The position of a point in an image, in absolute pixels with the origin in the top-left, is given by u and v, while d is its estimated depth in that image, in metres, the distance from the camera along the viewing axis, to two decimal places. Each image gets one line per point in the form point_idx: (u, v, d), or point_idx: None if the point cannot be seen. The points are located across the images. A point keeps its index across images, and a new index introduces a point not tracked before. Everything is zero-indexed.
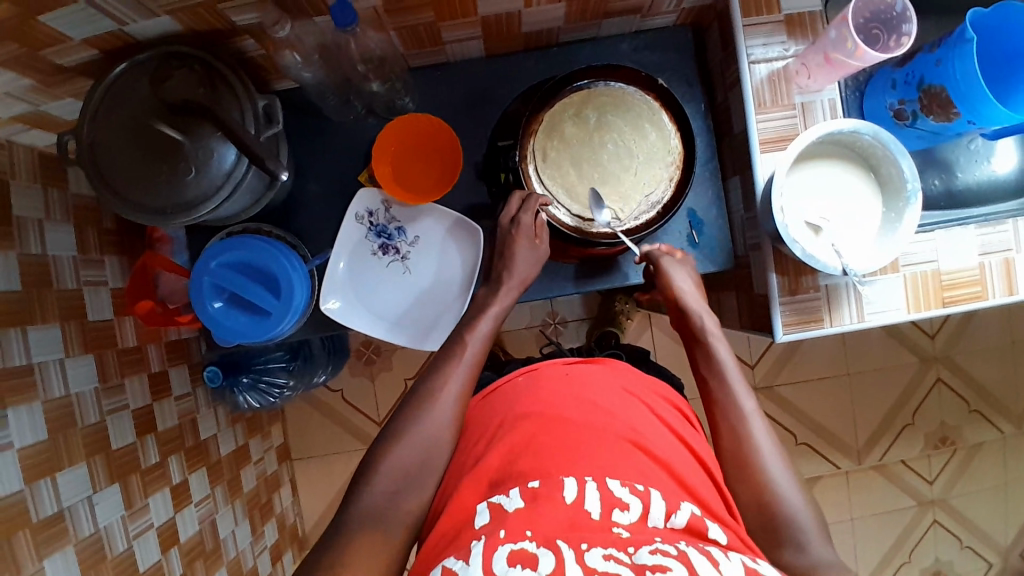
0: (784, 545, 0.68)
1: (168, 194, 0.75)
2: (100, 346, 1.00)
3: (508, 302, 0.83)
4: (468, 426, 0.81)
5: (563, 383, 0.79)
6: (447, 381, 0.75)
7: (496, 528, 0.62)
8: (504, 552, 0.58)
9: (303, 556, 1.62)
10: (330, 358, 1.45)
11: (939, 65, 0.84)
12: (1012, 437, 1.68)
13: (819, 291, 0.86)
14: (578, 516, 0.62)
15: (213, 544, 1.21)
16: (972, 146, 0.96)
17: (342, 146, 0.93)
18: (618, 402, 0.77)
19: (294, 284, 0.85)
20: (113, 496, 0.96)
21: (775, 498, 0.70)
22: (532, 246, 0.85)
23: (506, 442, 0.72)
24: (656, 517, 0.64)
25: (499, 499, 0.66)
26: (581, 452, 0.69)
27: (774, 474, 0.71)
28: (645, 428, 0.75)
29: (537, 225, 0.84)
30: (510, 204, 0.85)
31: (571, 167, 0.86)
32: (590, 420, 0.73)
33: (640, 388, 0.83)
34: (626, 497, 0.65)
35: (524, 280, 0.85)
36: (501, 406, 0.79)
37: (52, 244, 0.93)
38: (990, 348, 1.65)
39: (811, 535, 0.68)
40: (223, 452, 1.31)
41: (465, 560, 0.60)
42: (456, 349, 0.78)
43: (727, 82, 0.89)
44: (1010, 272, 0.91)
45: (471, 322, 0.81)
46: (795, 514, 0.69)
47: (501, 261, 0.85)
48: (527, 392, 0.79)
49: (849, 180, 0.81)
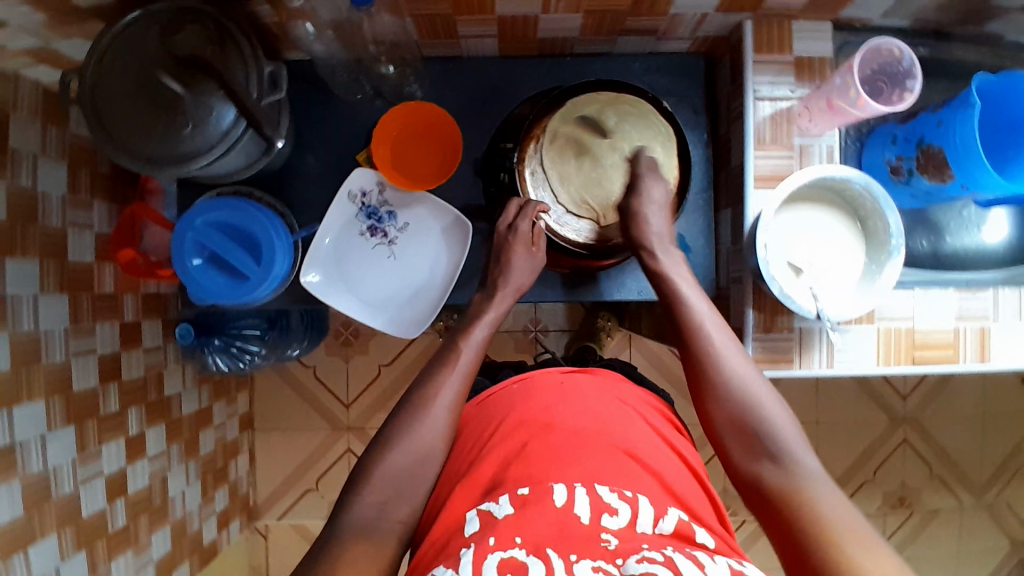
0: (762, 453, 0.70)
1: (162, 146, 0.75)
2: (76, 289, 0.99)
3: (504, 307, 0.83)
4: (464, 430, 0.79)
5: (557, 391, 0.78)
6: (441, 387, 0.76)
7: (485, 535, 0.60)
8: (494, 560, 0.56)
9: (251, 527, 1.62)
10: (306, 333, 1.43)
11: (940, 125, 0.86)
12: (969, 507, 1.69)
13: (792, 333, 0.87)
14: (567, 521, 0.60)
15: (160, 501, 1.21)
16: (965, 212, 0.98)
17: (345, 123, 0.93)
18: (612, 412, 0.76)
19: (276, 252, 0.84)
20: (66, 437, 0.96)
21: (752, 412, 0.72)
22: (530, 253, 0.86)
23: (502, 448, 0.71)
24: (644, 523, 0.63)
25: (488, 505, 0.64)
26: (570, 454, 0.68)
27: (751, 391, 0.73)
28: (641, 440, 0.74)
29: (534, 233, 0.85)
30: (508, 211, 0.87)
31: (574, 162, 0.88)
32: (583, 429, 0.72)
33: (632, 398, 0.82)
34: (615, 502, 0.63)
35: (521, 288, 0.85)
36: (499, 411, 0.78)
37: (42, 180, 0.93)
38: (959, 416, 1.67)
39: (787, 437, 0.70)
40: (185, 410, 1.30)
41: (454, 568, 0.56)
42: (452, 355, 0.79)
43: (731, 115, 0.90)
44: (984, 340, 0.92)
45: (466, 329, 0.82)
46: (775, 428, 0.71)
47: (497, 267, 0.86)
48: (521, 400, 0.77)
49: (835, 226, 0.82)
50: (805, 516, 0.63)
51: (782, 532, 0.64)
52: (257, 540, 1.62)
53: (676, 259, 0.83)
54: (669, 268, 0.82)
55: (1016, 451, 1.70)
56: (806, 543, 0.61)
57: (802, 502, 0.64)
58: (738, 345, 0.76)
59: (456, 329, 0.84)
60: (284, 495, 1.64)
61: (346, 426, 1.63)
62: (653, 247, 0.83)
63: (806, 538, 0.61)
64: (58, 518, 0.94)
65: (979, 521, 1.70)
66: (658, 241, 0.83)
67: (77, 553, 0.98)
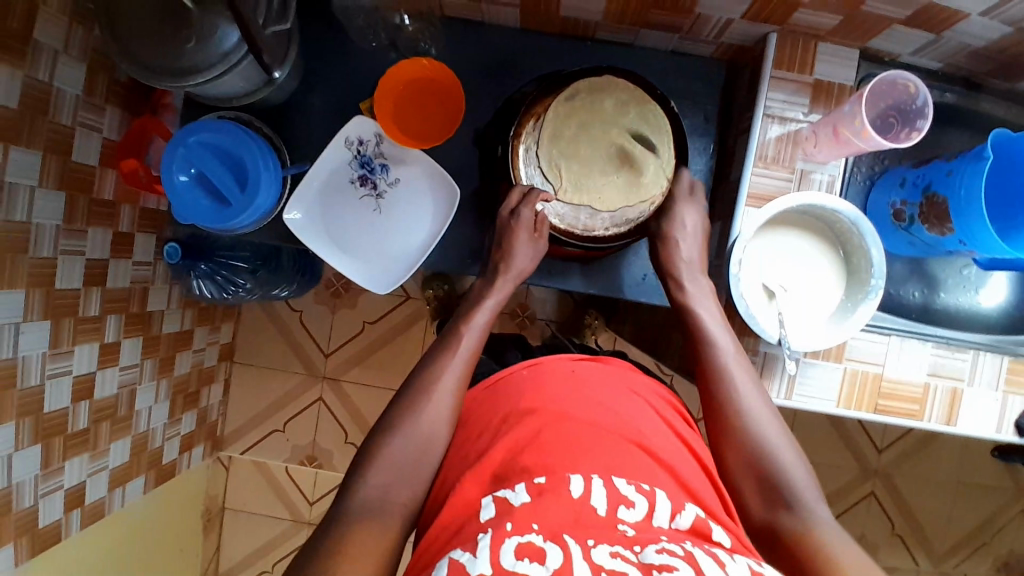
0: (778, 503, 0.68)
1: (163, 55, 0.75)
2: (75, 189, 1.01)
3: (506, 293, 0.83)
4: (467, 418, 0.77)
5: (567, 381, 0.76)
6: (443, 369, 0.76)
7: (501, 520, 0.58)
8: (511, 544, 0.54)
9: (214, 455, 1.64)
10: (296, 275, 1.45)
11: (949, 175, 0.84)
12: (927, 573, 1.66)
13: (755, 356, 0.86)
14: (583, 510, 0.59)
15: (125, 411, 1.23)
16: (965, 272, 0.96)
17: (356, 70, 0.93)
18: (623, 402, 0.75)
19: (261, 184, 0.85)
20: (41, 331, 0.98)
21: (770, 457, 0.70)
22: (533, 241, 0.85)
23: (510, 437, 0.69)
24: (661, 517, 0.61)
25: (504, 492, 0.63)
26: (584, 445, 0.66)
27: (768, 435, 0.72)
28: (653, 434, 0.72)
29: (539, 220, 0.84)
30: (510, 197, 0.85)
31: (571, 130, 0.85)
32: (597, 421, 0.70)
33: (644, 388, 0.81)
34: (632, 494, 0.62)
35: (522, 274, 0.85)
36: (504, 401, 0.75)
37: (59, 77, 0.94)
38: (933, 482, 1.64)
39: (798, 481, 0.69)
40: (165, 329, 1.32)
41: (472, 552, 0.55)
42: (454, 338, 0.79)
43: (739, 127, 0.88)
44: (955, 401, 0.90)
45: (468, 314, 0.81)
46: (791, 477, 0.69)
47: (500, 250, 0.85)
48: (530, 386, 0.75)
49: (815, 253, 0.81)
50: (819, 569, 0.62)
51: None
52: (218, 469, 1.65)
53: (703, 288, 0.83)
54: (693, 300, 0.82)
55: (985, 526, 1.66)
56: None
57: (821, 555, 0.63)
58: (759, 385, 0.76)
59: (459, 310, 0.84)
60: (251, 430, 1.66)
61: (322, 375, 1.65)
62: (681, 275, 0.84)
63: None
64: (21, 407, 0.96)
65: None
66: (686, 268, 0.84)
67: (33, 446, 1.00)
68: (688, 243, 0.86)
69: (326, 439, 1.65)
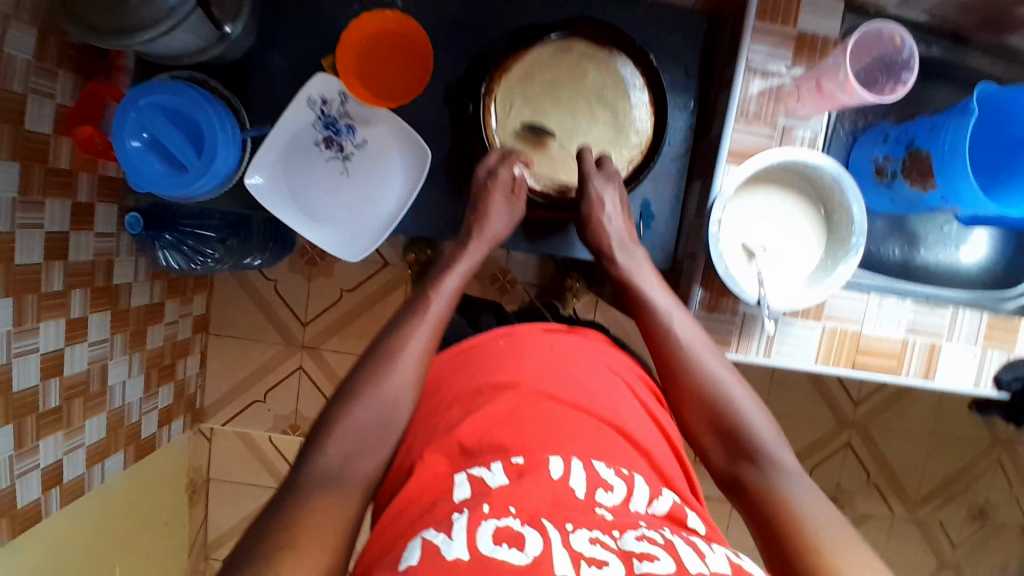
0: (738, 452, 0.67)
1: (105, 12, 0.69)
2: (29, 158, 0.95)
3: (477, 257, 0.79)
4: (439, 381, 0.75)
5: (549, 355, 0.75)
6: (411, 337, 0.71)
7: (478, 502, 0.57)
8: (489, 528, 0.53)
9: (195, 428, 1.62)
10: (268, 245, 1.40)
11: (932, 131, 0.82)
12: (901, 520, 1.72)
13: (734, 317, 0.85)
14: (562, 493, 0.59)
15: (99, 388, 1.20)
16: (946, 228, 0.95)
17: (318, 26, 0.88)
18: (602, 381, 0.74)
19: (219, 150, 0.80)
20: (2, 309, 0.94)
21: (727, 410, 0.70)
22: (510, 203, 0.82)
23: (485, 413, 0.67)
24: (638, 501, 0.62)
25: (480, 471, 0.61)
26: (564, 426, 0.66)
27: (723, 389, 0.71)
28: (629, 414, 0.71)
29: (516, 182, 0.82)
30: (488, 158, 0.83)
31: (543, 83, 0.85)
32: (576, 402, 0.69)
33: (623, 366, 0.79)
34: (612, 478, 0.62)
35: (496, 237, 0.81)
36: (479, 369, 0.73)
37: (9, 41, 0.88)
38: (908, 432, 1.68)
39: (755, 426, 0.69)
40: (134, 302, 1.28)
41: (446, 533, 0.53)
42: (422, 306, 0.74)
43: (720, 82, 0.85)
44: (932, 356, 0.91)
45: (438, 279, 0.77)
46: (751, 425, 0.68)
47: (473, 215, 0.82)
48: (508, 359, 0.74)
49: (795, 211, 0.79)
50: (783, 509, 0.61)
51: (764, 529, 0.62)
52: (199, 441, 1.63)
53: (638, 259, 0.81)
54: (635, 271, 0.80)
55: (957, 474, 1.71)
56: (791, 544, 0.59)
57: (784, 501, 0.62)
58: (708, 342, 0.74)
59: (426, 278, 0.79)
60: (232, 402, 1.64)
61: (301, 344, 1.62)
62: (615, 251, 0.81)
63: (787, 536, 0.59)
64: None
65: (907, 534, 1.72)
66: (618, 245, 0.80)
67: (4, 426, 0.98)
68: (612, 221, 0.82)
69: (309, 408, 1.64)
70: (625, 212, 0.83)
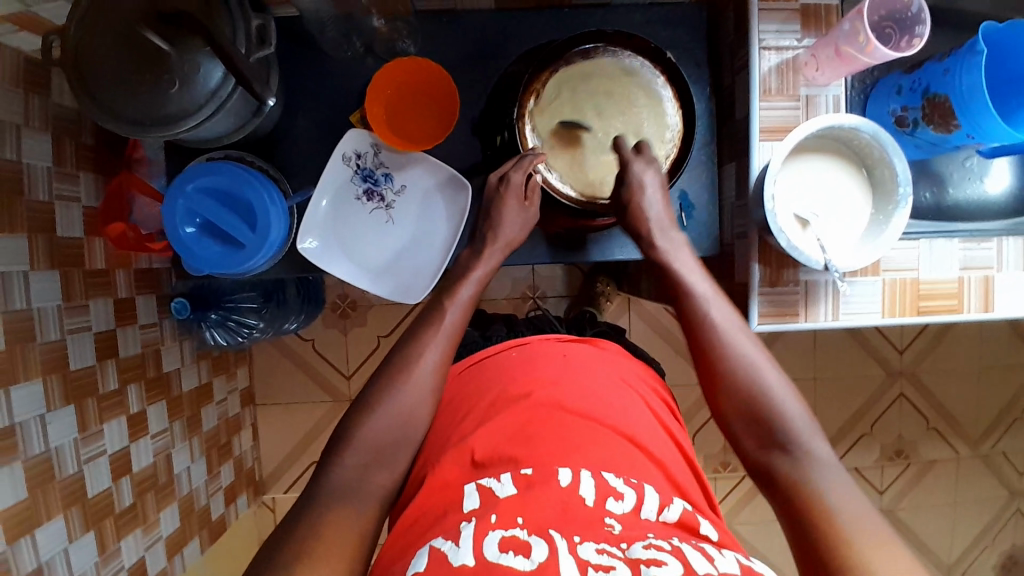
0: (771, 443, 0.67)
1: (146, 106, 0.70)
2: (67, 265, 0.94)
3: (492, 262, 0.81)
4: (450, 394, 0.78)
5: (559, 364, 0.76)
6: (425, 348, 0.73)
7: (487, 511, 0.59)
8: (495, 537, 0.55)
9: (258, 500, 1.61)
10: (304, 307, 1.43)
11: (947, 74, 0.85)
12: (966, 459, 1.72)
13: (798, 286, 0.87)
14: (571, 501, 0.60)
15: (166, 478, 1.19)
16: (968, 163, 0.95)
17: (338, 85, 0.90)
18: (613, 390, 0.75)
19: (272, 221, 0.83)
20: (67, 417, 0.93)
21: (763, 399, 0.69)
22: (522, 207, 0.84)
23: (497, 426, 0.68)
24: (649, 510, 0.62)
25: (489, 482, 0.63)
26: (575, 436, 0.67)
27: (761, 378, 0.70)
28: (641, 424, 0.72)
29: (528, 186, 0.84)
30: (504, 163, 0.85)
31: (581, 92, 0.86)
32: (589, 413, 0.70)
33: (633, 377, 0.81)
34: (621, 487, 0.62)
35: (511, 241, 0.83)
36: (492, 380, 0.75)
37: (27, 152, 0.87)
38: (956, 371, 1.69)
39: (790, 418, 0.68)
40: (186, 387, 1.28)
41: (454, 542, 0.55)
42: (436, 317, 0.75)
43: (735, 66, 0.88)
44: (989, 289, 0.92)
45: (454, 288, 0.79)
46: (786, 413, 0.68)
47: (487, 221, 0.84)
48: (522, 370, 0.75)
49: (841, 174, 0.82)
50: (810, 502, 0.61)
51: (794, 521, 0.61)
52: (265, 512, 1.62)
53: (676, 242, 0.82)
54: (670, 254, 0.81)
55: (1011, 402, 1.72)
56: (821, 537, 0.58)
57: (814, 495, 0.61)
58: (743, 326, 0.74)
59: (439, 289, 0.80)
60: (291, 466, 1.63)
61: (348, 396, 1.62)
62: (652, 233, 0.82)
63: (814, 529, 0.59)
64: (64, 498, 0.93)
65: (975, 473, 1.72)
66: (656, 227, 0.81)
67: (86, 533, 0.97)
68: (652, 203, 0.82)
69: None
70: (663, 198, 0.83)
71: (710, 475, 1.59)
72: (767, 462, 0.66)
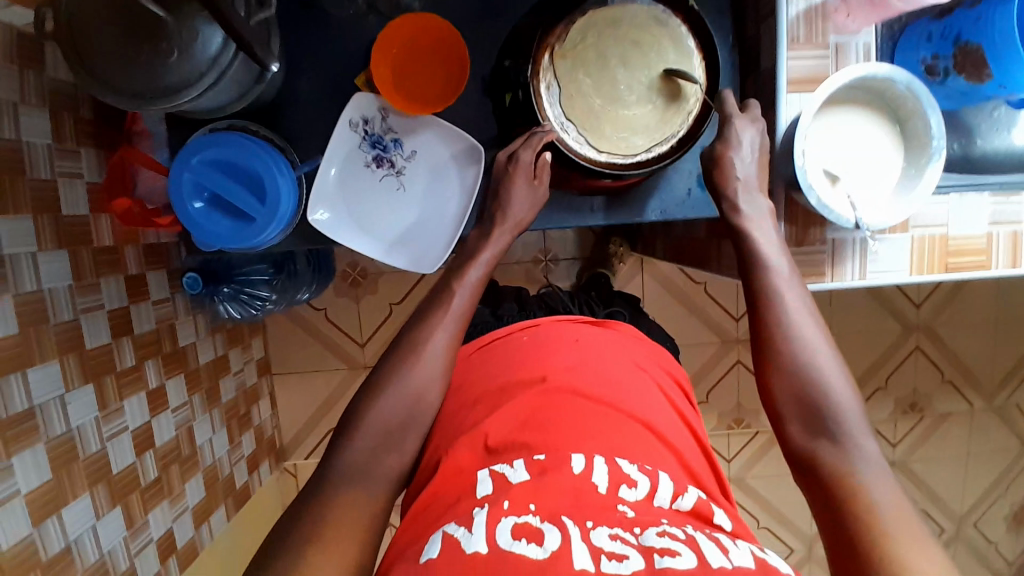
0: (825, 439, 0.64)
1: (145, 76, 0.67)
2: (75, 243, 0.92)
3: (502, 243, 0.78)
4: (460, 377, 0.77)
5: (570, 349, 0.76)
6: (438, 327, 0.71)
7: (499, 497, 0.58)
8: (507, 524, 0.54)
9: (279, 468, 1.63)
10: (315, 277, 1.42)
11: (979, 20, 0.81)
12: (981, 411, 1.71)
13: (824, 245, 0.85)
14: (584, 488, 0.59)
15: (188, 451, 1.21)
16: (995, 114, 0.90)
17: (342, 47, 0.86)
18: (627, 374, 0.74)
19: (281, 190, 0.80)
20: (86, 396, 0.93)
21: (822, 393, 0.65)
22: (532, 187, 0.81)
23: (509, 410, 0.68)
24: (663, 497, 0.61)
25: (502, 468, 0.62)
26: (593, 423, 0.66)
27: (819, 367, 0.67)
28: (654, 409, 0.71)
29: (537, 165, 0.80)
30: (514, 140, 0.82)
31: (602, 46, 0.81)
32: (602, 398, 0.69)
33: (645, 359, 0.80)
34: (635, 474, 0.61)
35: (520, 223, 0.80)
36: (505, 364, 0.74)
37: (25, 130, 0.84)
38: (973, 323, 1.67)
39: (851, 417, 0.64)
40: (202, 361, 1.28)
41: (467, 528, 0.55)
42: (445, 299, 0.73)
43: (761, 12, 0.83)
44: (1017, 245, 0.89)
45: (462, 270, 0.76)
46: (842, 409, 0.64)
47: (495, 202, 0.81)
48: (536, 354, 0.74)
49: (871, 128, 0.79)
50: (857, 508, 0.58)
51: (836, 521, 0.59)
52: (287, 478, 1.64)
53: (760, 209, 0.76)
54: (750, 222, 0.75)
55: None
56: (865, 541, 0.56)
57: (862, 497, 0.59)
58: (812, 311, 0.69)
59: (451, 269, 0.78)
60: (309, 434, 1.65)
61: (363, 365, 1.62)
62: (734, 194, 0.77)
63: (855, 537, 0.57)
64: (89, 476, 0.93)
65: (989, 424, 1.72)
66: (743, 187, 0.75)
67: (113, 509, 0.98)
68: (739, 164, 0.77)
69: None
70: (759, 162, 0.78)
71: (724, 432, 1.59)
72: (816, 458, 0.64)
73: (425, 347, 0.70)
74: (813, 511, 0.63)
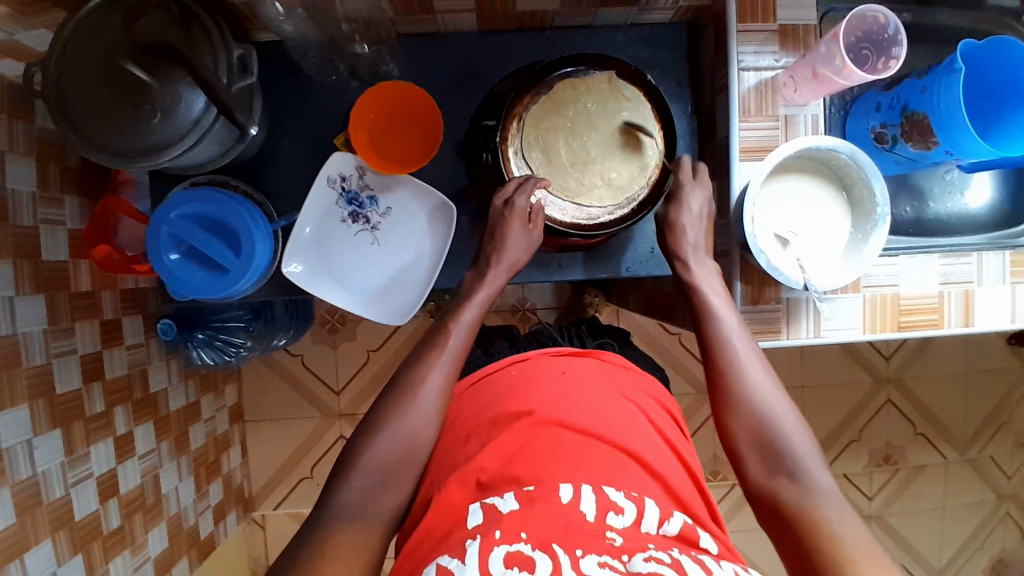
0: (779, 475, 0.67)
1: (129, 136, 0.71)
2: (52, 289, 0.93)
3: (497, 285, 0.80)
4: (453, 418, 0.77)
5: (558, 381, 0.76)
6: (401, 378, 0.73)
7: (490, 527, 0.60)
8: (501, 553, 0.56)
9: (247, 518, 1.60)
10: (292, 323, 1.43)
11: (923, 92, 0.85)
12: (954, 464, 1.73)
13: (779, 304, 0.88)
14: (572, 518, 0.60)
15: (153, 498, 1.18)
16: (948, 177, 0.97)
17: (324, 109, 0.91)
18: (613, 408, 0.73)
19: (256, 244, 0.83)
20: (54, 440, 0.93)
21: (772, 429, 0.70)
22: (526, 230, 0.82)
23: (498, 444, 0.68)
24: (649, 523, 0.63)
25: (492, 499, 0.63)
26: (576, 454, 0.67)
27: (769, 403, 0.71)
28: (642, 437, 0.72)
29: (533, 210, 0.83)
30: (506, 187, 0.83)
31: (566, 117, 0.85)
32: (590, 429, 0.69)
33: (633, 389, 0.79)
34: (621, 500, 0.63)
35: (513, 264, 0.82)
36: (476, 411, 0.76)
37: (11, 178, 0.86)
38: (943, 377, 1.71)
39: (798, 446, 0.69)
40: (173, 406, 1.26)
41: (461, 559, 0.57)
42: (414, 351, 0.76)
43: (715, 86, 0.89)
44: (969, 303, 0.93)
45: (458, 311, 0.78)
46: (794, 444, 0.69)
47: (490, 243, 0.83)
48: (517, 387, 0.75)
49: (817, 192, 0.84)
50: (819, 536, 0.62)
51: (797, 553, 0.62)
52: (254, 530, 1.60)
53: (709, 270, 0.82)
54: (700, 279, 0.80)
55: (997, 406, 1.74)
56: (823, 567, 0.60)
57: (821, 526, 0.62)
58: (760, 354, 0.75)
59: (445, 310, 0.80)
60: (279, 484, 1.62)
61: (339, 413, 1.62)
62: (687, 256, 0.82)
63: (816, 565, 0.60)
64: (51, 523, 0.92)
65: (963, 477, 1.74)
66: (693, 252, 0.81)
67: (74, 557, 0.96)
68: (691, 230, 0.83)
69: None
70: (706, 226, 0.84)
71: None
72: (771, 492, 0.67)
73: (390, 396, 0.71)
74: (777, 545, 0.65)
